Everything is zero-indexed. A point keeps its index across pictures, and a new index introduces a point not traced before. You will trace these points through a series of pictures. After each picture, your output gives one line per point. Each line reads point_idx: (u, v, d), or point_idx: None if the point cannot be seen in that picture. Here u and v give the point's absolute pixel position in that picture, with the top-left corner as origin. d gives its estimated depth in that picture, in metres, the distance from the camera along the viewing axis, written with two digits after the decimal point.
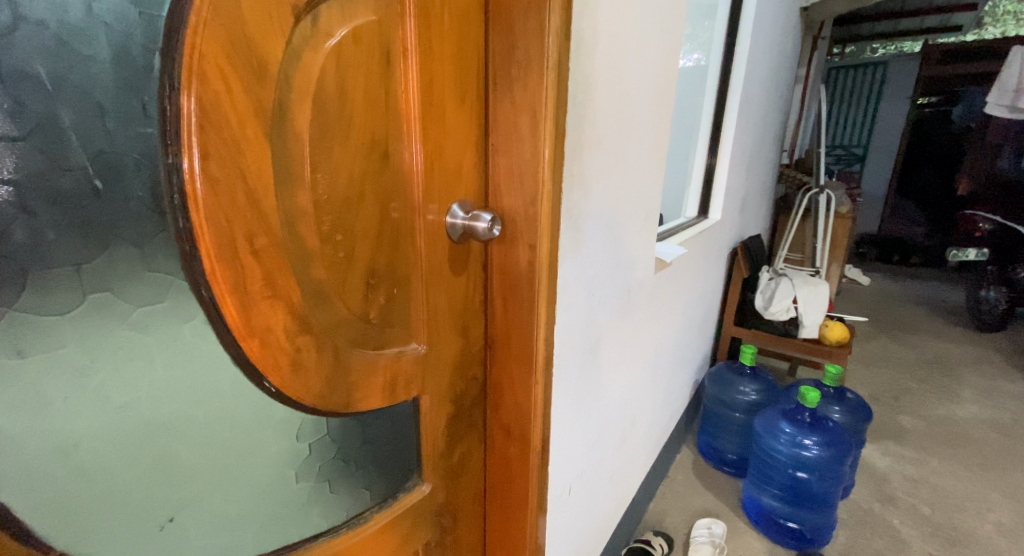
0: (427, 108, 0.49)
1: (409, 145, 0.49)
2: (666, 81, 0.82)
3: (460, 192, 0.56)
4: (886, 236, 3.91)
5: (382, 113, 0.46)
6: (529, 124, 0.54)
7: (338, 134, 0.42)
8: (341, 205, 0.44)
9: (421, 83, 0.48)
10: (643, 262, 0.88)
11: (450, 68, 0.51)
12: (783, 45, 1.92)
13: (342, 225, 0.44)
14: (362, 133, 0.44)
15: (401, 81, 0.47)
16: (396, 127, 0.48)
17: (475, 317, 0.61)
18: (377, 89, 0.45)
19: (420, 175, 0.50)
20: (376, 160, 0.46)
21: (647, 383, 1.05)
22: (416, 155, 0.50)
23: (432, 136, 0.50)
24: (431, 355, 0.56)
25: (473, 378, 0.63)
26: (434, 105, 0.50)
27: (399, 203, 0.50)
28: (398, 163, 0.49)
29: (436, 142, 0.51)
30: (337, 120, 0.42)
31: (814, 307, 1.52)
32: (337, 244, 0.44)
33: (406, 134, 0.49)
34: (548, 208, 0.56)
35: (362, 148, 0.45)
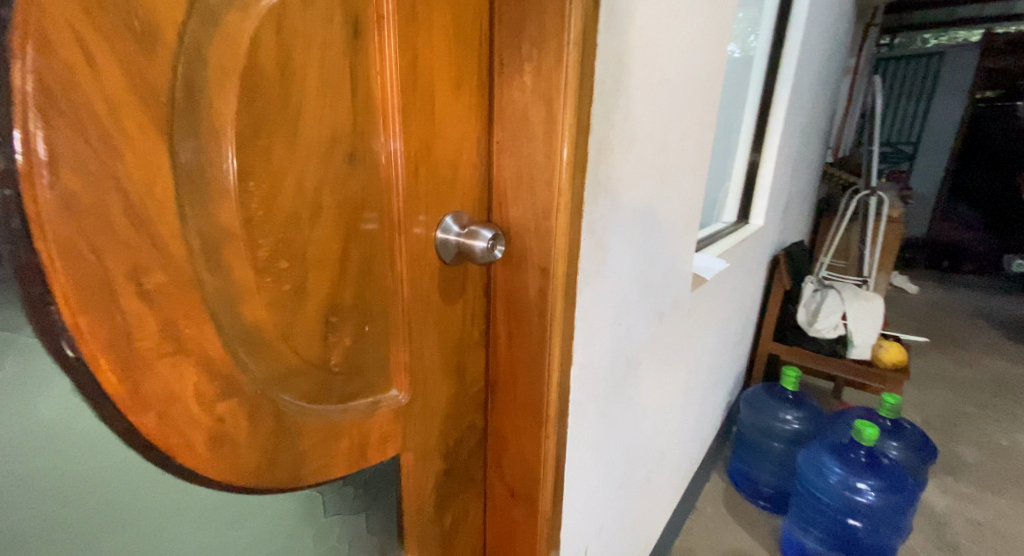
0: (411, 97, 0.38)
1: (386, 144, 0.38)
2: (713, 66, 0.69)
3: (456, 201, 0.45)
4: (936, 240, 3.65)
5: (350, 101, 0.35)
6: (543, 117, 0.42)
7: (287, 129, 0.32)
8: (289, 221, 0.33)
9: (402, 62, 0.37)
10: (679, 279, 0.75)
11: (441, 46, 0.39)
12: (835, 33, 1.74)
13: (289, 250, 0.33)
14: (320, 128, 0.33)
15: (376, 62, 0.36)
16: (369, 121, 0.37)
17: (476, 354, 0.50)
18: (341, 69, 0.34)
19: (401, 183, 0.39)
20: (339, 164, 0.35)
21: (677, 414, 0.93)
22: (396, 157, 0.39)
23: (418, 131, 0.39)
24: (418, 403, 0.45)
25: (470, 426, 0.52)
26: (421, 94, 0.39)
27: (372, 219, 0.39)
28: (372, 166, 0.38)
29: (422, 140, 0.40)
30: (284, 108, 0.31)
31: (865, 324, 1.36)
32: (281, 274, 0.33)
33: (382, 130, 0.38)
34: (564, 222, 0.44)
35: (321, 148, 0.34)
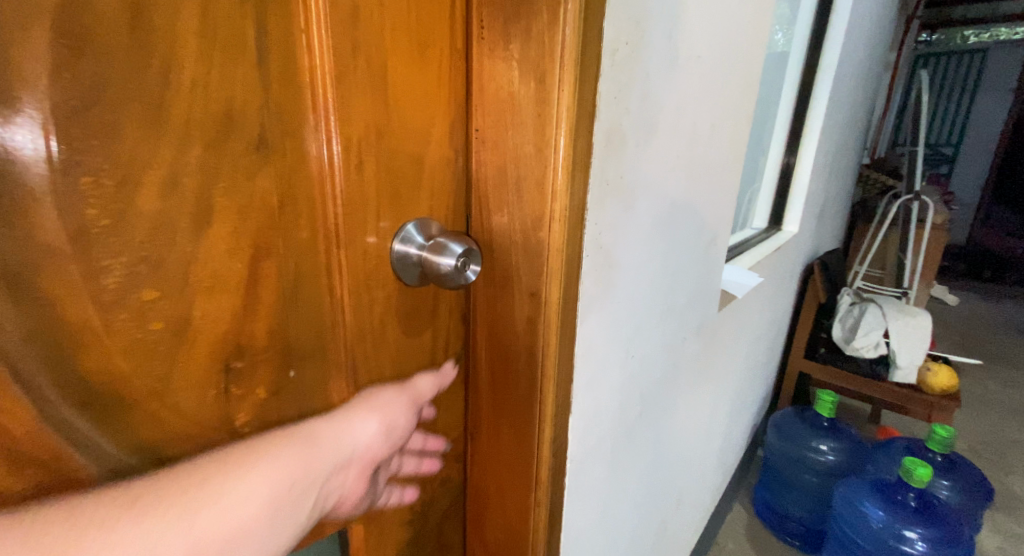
0: (351, 67, 0.28)
1: (317, 129, 0.28)
2: (757, 42, 0.57)
3: (422, 206, 0.35)
4: (976, 249, 3.42)
5: (257, 69, 0.25)
6: (534, 98, 0.32)
7: (151, 104, 0.22)
8: (161, 236, 0.23)
9: (336, 16, 0.27)
10: (705, 297, 0.64)
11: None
12: (878, 23, 1.60)
13: (163, 275, 0.24)
14: (209, 105, 0.24)
15: (300, 16, 0.26)
16: (290, 98, 0.27)
17: (450, 396, 0.40)
18: (242, 22, 0.24)
19: (340, 183, 0.29)
20: (245, 156, 0.26)
21: (698, 448, 0.81)
22: (332, 147, 0.29)
23: (363, 113, 0.29)
24: (371, 462, 0.35)
25: (445, 481, 0.42)
26: (366, 64, 0.29)
27: (297, 230, 0.29)
28: (296, 158, 0.28)
29: (368, 126, 0.30)
30: (144, 75, 0.21)
31: (911, 345, 1.22)
32: (151, 310, 0.24)
33: (309, 110, 0.28)
34: (561, 236, 0.34)
35: (212, 134, 0.24)
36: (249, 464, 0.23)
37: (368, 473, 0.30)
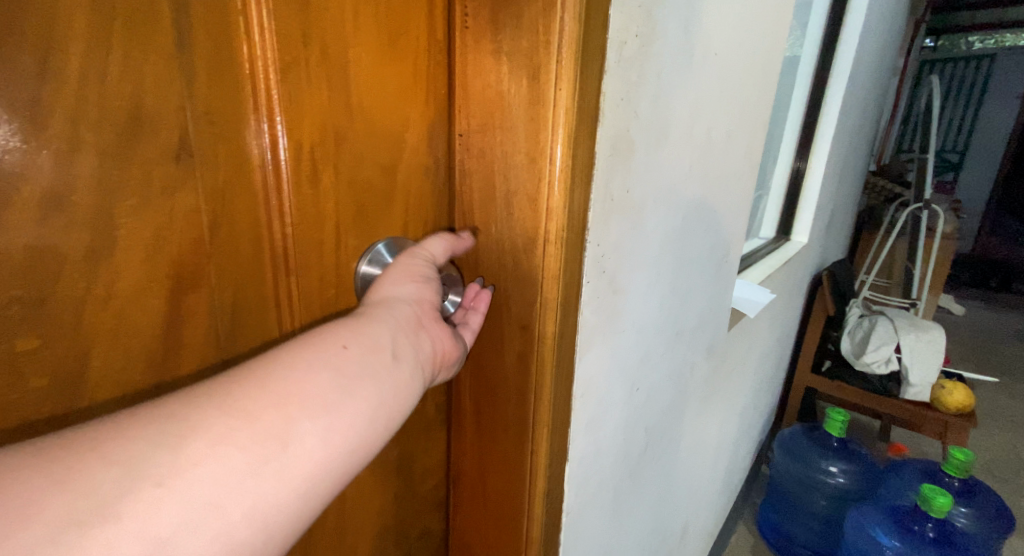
0: (303, 60, 0.23)
1: (258, 135, 0.24)
2: (778, 39, 0.51)
3: (392, 223, 0.30)
4: (982, 257, 3.36)
5: (178, 59, 0.20)
6: (528, 98, 0.27)
7: (29, 104, 0.17)
8: (50, 271, 0.18)
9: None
10: (716, 316, 0.59)
11: None
12: (890, 26, 1.55)
13: (60, 310, 0.19)
14: (110, 103, 0.19)
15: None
16: (224, 94, 0.22)
17: (428, 440, 0.35)
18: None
19: (289, 196, 0.25)
20: (163, 165, 0.21)
21: (705, 474, 0.77)
22: (278, 152, 0.24)
23: (316, 117, 0.24)
24: (338, 525, 0.31)
25: (423, 534, 0.38)
26: (322, 55, 0.24)
27: (239, 247, 0.24)
28: (234, 167, 0.23)
29: (325, 129, 0.25)
30: (14, 64, 0.16)
31: (924, 362, 1.17)
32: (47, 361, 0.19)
33: (251, 110, 0.23)
34: (558, 261, 0.28)
35: (115, 139, 0.19)
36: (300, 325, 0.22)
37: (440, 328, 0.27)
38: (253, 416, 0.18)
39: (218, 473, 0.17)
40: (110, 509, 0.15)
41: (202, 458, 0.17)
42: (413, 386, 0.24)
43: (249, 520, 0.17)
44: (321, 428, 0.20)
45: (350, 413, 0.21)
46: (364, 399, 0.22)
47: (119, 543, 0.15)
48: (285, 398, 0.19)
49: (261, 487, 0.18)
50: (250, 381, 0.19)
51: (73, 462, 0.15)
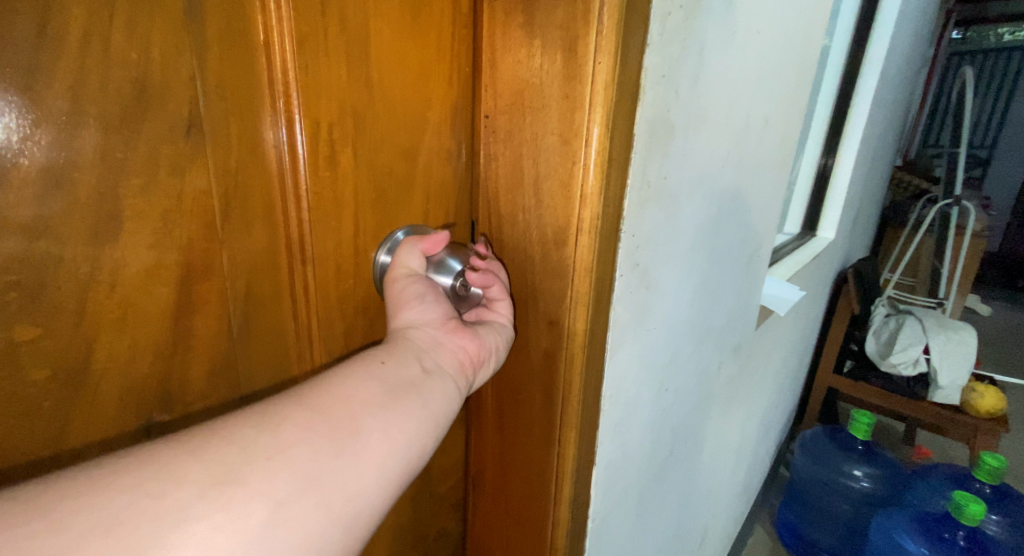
0: (321, 31, 0.22)
1: (271, 108, 0.22)
2: (817, 21, 0.48)
3: (411, 210, 0.28)
4: (1010, 257, 3.26)
5: (189, 29, 0.18)
6: (561, 75, 0.25)
7: (30, 71, 0.15)
8: (47, 256, 0.17)
9: None
10: (745, 315, 0.56)
11: None
12: (922, 15, 1.48)
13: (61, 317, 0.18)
14: (113, 73, 0.17)
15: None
16: (238, 64, 0.20)
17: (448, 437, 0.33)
18: None
19: (306, 178, 0.23)
20: (179, 138, 0.19)
21: (725, 477, 0.74)
22: (295, 132, 0.22)
23: (332, 89, 0.23)
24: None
25: (440, 535, 0.36)
26: (342, 25, 0.22)
27: (252, 242, 0.23)
28: (247, 148, 0.22)
29: (343, 106, 0.23)
30: (14, 29, 0.15)
31: (953, 363, 1.13)
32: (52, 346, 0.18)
33: (266, 85, 0.21)
34: (590, 251, 0.26)
35: (123, 108, 0.17)
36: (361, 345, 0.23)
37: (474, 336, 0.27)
38: (327, 409, 0.19)
39: (309, 458, 0.17)
40: (233, 479, 0.16)
41: (295, 442, 0.18)
42: (452, 390, 0.24)
43: (345, 491, 0.18)
44: (382, 422, 0.20)
45: (406, 410, 0.21)
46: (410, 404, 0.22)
47: (250, 507, 0.16)
48: (350, 397, 0.20)
49: (347, 465, 0.18)
50: (319, 385, 0.20)
51: (208, 448, 0.16)
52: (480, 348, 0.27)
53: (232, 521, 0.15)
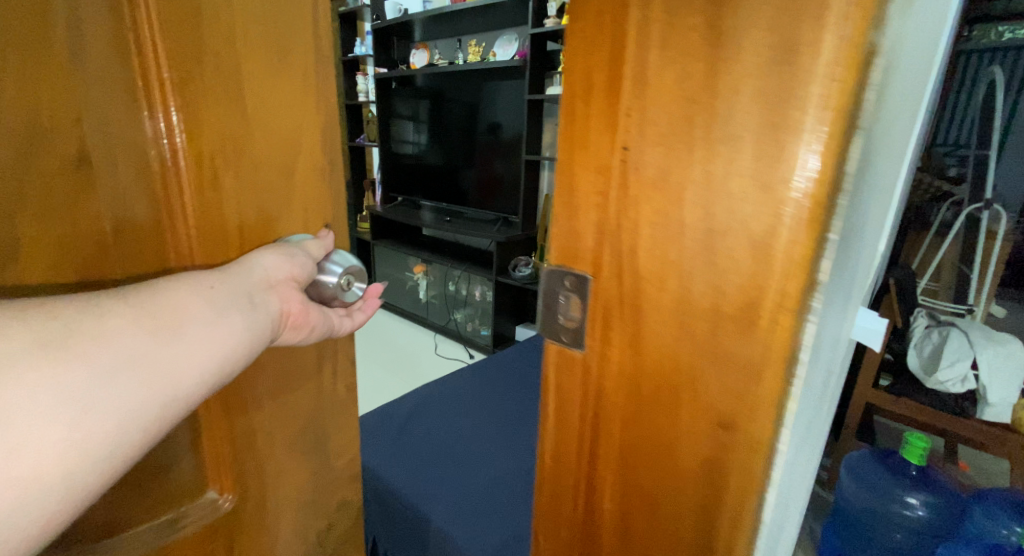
0: (197, 68, 0.28)
1: (160, 137, 0.28)
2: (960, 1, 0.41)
3: (296, 217, 0.35)
4: None
5: (67, 57, 0.24)
6: (759, 91, 0.18)
7: None
8: None
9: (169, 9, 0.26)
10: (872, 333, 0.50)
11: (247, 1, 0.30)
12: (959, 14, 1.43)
13: None
14: (1, 113, 0.22)
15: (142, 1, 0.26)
16: (117, 94, 0.26)
17: (337, 404, 0.43)
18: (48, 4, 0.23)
19: (187, 187, 0.29)
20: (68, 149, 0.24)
21: None
22: (175, 148, 0.28)
23: (213, 121, 0.29)
24: (260, 501, 0.37)
25: (342, 503, 0.46)
26: (214, 64, 0.29)
27: (136, 233, 0.28)
28: (131, 160, 0.27)
29: (222, 136, 0.30)
30: None
31: (1004, 378, 1.08)
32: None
33: (144, 99, 0.27)
34: (788, 326, 0.19)
35: (16, 125, 0.22)
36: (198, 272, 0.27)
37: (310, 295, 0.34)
38: (149, 318, 0.24)
39: (125, 346, 0.23)
40: (55, 351, 0.21)
41: (114, 335, 0.22)
42: (270, 325, 0.30)
43: (156, 390, 0.24)
44: (204, 336, 0.26)
45: (224, 328, 0.27)
46: (233, 330, 0.28)
47: (58, 375, 0.20)
48: (170, 308, 0.25)
49: (160, 363, 0.24)
50: (142, 291, 0.24)
51: (39, 338, 0.20)
52: (305, 316, 0.34)
53: (37, 389, 0.20)
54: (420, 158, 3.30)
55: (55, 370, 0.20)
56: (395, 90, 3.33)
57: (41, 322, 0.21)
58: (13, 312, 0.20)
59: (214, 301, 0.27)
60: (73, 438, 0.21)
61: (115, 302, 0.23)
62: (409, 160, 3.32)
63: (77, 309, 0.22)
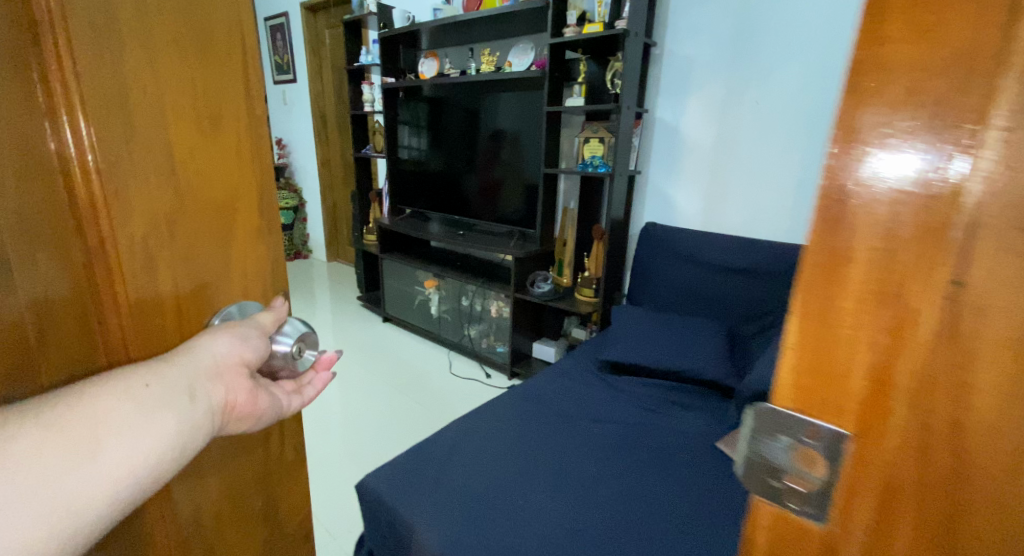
0: (135, 229, 0.49)
1: (123, 274, 0.48)
2: None
3: (230, 300, 0.58)
4: None
5: (63, 232, 0.46)
6: None
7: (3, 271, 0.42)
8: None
9: (120, 199, 0.47)
10: None
11: (190, 193, 0.52)
12: None
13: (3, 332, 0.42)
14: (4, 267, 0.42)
15: (77, 177, 0.45)
16: (87, 260, 0.47)
17: (274, 434, 0.65)
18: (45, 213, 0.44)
19: (132, 298, 0.49)
20: (58, 284, 0.46)
21: None
22: (138, 277, 0.50)
23: (159, 260, 0.51)
24: (198, 506, 0.57)
25: (267, 515, 0.65)
26: (168, 231, 0.51)
27: (112, 316, 0.49)
28: (96, 284, 0.48)
29: (176, 269, 0.52)
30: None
31: None
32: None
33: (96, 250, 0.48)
34: None
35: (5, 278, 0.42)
36: (152, 369, 0.49)
37: (240, 373, 0.55)
38: (103, 404, 0.45)
39: (98, 416, 0.45)
40: (66, 424, 0.43)
41: (98, 412, 0.45)
42: (207, 399, 0.52)
43: (114, 441, 0.45)
44: (144, 409, 0.47)
45: (161, 405, 0.48)
46: (160, 410, 0.48)
47: (59, 438, 0.43)
48: (112, 397, 0.46)
49: (120, 425, 0.46)
50: (109, 388, 0.46)
51: (61, 410, 0.44)
52: (242, 390, 0.55)
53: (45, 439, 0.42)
54: (417, 162, 4.01)
55: (61, 435, 0.43)
56: (400, 100, 3.95)
57: (65, 405, 0.44)
58: (46, 408, 0.43)
59: (155, 388, 0.48)
60: (62, 465, 0.43)
61: (97, 389, 0.46)
62: (407, 163, 4.05)
63: (77, 396, 0.45)
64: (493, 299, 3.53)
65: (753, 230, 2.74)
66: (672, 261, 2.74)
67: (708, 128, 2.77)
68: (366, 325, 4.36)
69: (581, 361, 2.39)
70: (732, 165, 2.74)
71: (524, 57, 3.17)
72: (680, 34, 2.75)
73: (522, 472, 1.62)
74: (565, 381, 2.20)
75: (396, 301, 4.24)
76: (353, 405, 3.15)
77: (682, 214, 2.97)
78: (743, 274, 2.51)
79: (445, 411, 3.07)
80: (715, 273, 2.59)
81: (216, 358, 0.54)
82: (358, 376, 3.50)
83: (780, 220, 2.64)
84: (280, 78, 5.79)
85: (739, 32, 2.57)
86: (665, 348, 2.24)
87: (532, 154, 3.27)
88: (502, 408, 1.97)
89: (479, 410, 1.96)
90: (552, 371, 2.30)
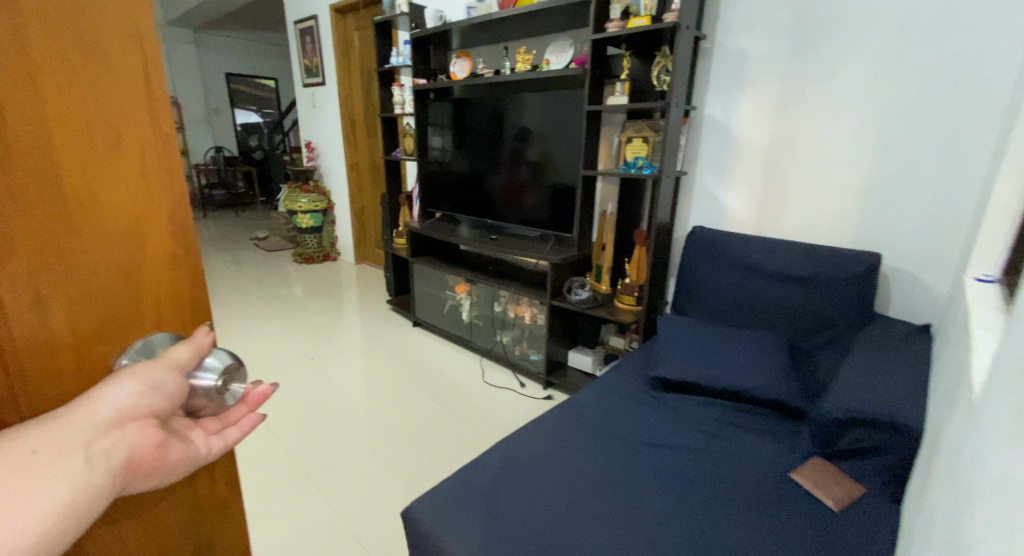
0: (29, 275, 0.49)
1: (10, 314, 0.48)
2: None
3: (140, 332, 0.59)
4: None
5: None
6: None
7: None
8: None
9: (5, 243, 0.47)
10: None
11: (92, 236, 0.53)
12: None
13: None
14: None
15: None
16: None
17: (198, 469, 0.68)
18: None
19: (19, 335, 0.49)
20: None
21: None
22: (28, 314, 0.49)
23: (53, 301, 0.51)
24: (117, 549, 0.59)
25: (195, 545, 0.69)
26: (69, 272, 0.51)
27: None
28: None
29: (76, 309, 0.53)
30: None
31: None
32: None
33: None
34: None
35: None
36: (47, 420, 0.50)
37: (149, 417, 0.56)
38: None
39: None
40: None
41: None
42: (110, 448, 0.53)
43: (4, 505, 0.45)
44: (35, 469, 0.47)
45: (55, 464, 0.49)
46: (59, 466, 0.49)
47: None
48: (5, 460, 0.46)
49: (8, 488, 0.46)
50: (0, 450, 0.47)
51: None
52: (153, 433, 0.57)
53: None
54: (442, 162, 3.99)
55: None
56: (432, 101, 3.92)
57: None
58: None
59: (48, 446, 0.49)
60: None
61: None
62: (433, 163, 4.03)
63: None
64: (527, 306, 3.42)
65: (810, 235, 2.54)
66: (723, 268, 2.55)
67: (762, 126, 2.58)
68: (399, 328, 4.34)
69: (625, 375, 2.25)
70: (787, 165, 2.54)
71: (563, 55, 3.03)
72: (732, 26, 2.57)
73: (567, 484, 1.58)
74: (609, 398, 2.07)
75: (427, 306, 4.19)
76: (384, 412, 3.12)
77: (731, 218, 2.79)
78: (801, 283, 2.31)
79: (478, 420, 3.00)
80: (770, 281, 2.39)
81: (123, 406, 0.55)
82: (389, 382, 3.47)
83: (842, 223, 2.42)
84: (309, 81, 5.91)
85: (798, 22, 2.38)
86: (719, 365, 2.09)
87: (565, 153, 3.19)
88: (543, 430, 1.86)
89: (517, 432, 1.86)
90: (595, 385, 2.18)
